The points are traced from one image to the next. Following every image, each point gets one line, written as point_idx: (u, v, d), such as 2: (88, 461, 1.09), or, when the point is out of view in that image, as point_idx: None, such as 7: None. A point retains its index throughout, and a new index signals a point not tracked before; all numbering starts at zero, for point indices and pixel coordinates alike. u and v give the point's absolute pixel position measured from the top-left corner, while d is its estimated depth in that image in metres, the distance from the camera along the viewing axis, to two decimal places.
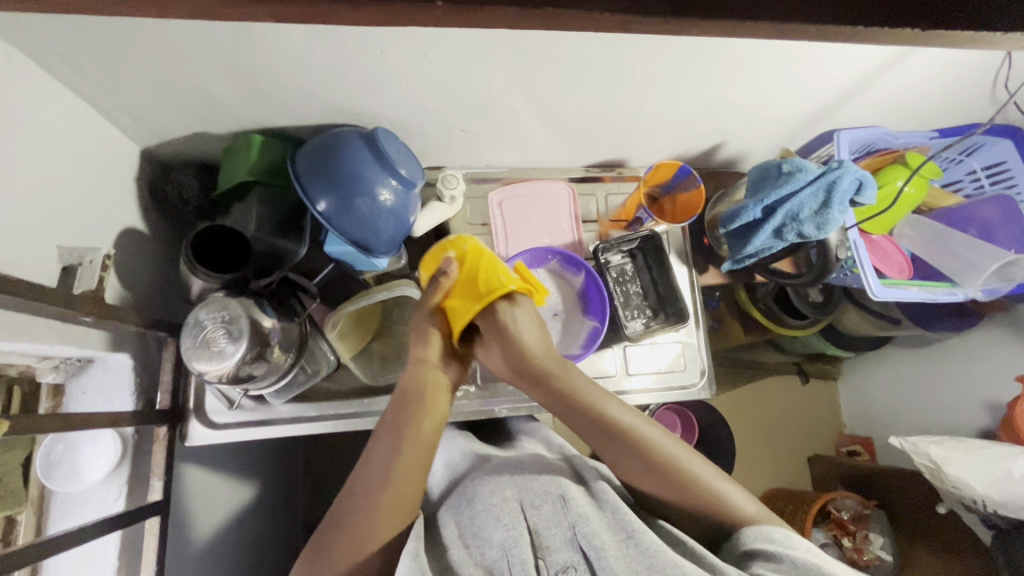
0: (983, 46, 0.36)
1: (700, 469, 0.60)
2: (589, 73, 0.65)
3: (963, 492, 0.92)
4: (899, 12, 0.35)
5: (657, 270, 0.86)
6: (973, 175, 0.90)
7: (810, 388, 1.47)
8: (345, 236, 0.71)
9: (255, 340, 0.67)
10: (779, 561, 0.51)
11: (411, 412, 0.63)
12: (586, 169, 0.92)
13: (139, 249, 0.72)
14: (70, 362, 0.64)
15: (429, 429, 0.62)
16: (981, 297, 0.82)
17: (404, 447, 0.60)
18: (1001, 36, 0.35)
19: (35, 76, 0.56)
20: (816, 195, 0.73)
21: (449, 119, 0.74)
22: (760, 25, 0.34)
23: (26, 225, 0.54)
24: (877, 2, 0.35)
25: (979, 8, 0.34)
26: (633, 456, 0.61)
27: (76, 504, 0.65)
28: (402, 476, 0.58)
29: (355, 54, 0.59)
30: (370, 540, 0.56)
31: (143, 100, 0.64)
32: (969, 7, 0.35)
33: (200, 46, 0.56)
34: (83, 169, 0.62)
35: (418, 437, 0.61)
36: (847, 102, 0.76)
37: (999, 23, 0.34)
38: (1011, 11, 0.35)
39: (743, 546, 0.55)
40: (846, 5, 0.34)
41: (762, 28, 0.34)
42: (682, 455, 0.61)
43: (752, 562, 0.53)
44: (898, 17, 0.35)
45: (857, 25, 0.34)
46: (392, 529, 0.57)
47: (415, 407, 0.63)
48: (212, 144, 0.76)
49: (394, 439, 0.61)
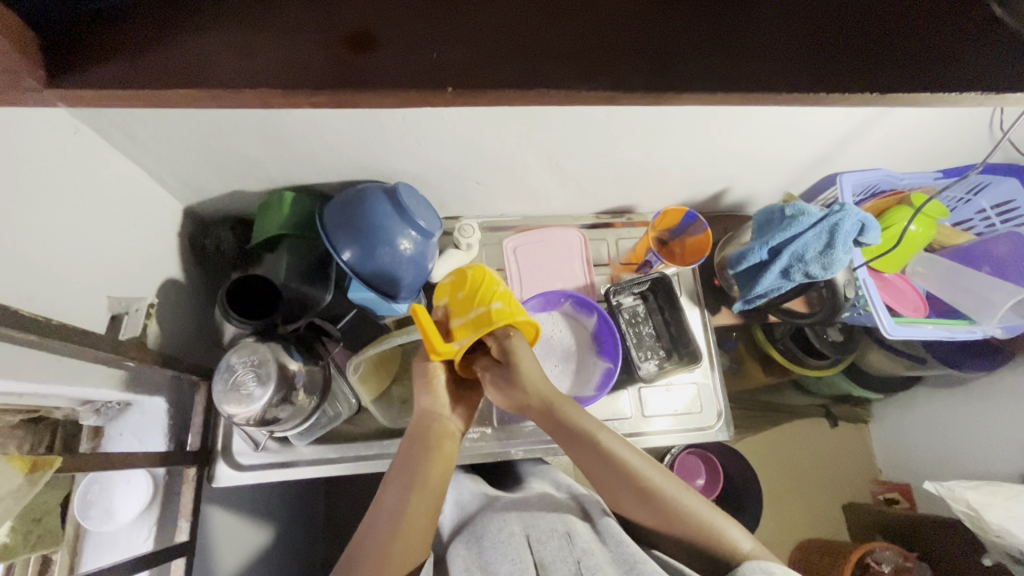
0: (942, 105, 0.38)
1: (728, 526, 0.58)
2: (595, 130, 0.69)
3: (1006, 541, 0.88)
4: (865, 81, 0.37)
5: (669, 312, 0.88)
6: (983, 213, 0.91)
7: (839, 430, 1.43)
8: (367, 283, 0.75)
9: (281, 384, 0.70)
10: None
11: (423, 459, 0.66)
12: (596, 215, 0.96)
13: (178, 299, 0.78)
14: (110, 405, 0.68)
15: (436, 476, 0.65)
16: (999, 335, 0.82)
17: (412, 495, 0.63)
18: (958, 95, 0.37)
19: (98, 148, 0.63)
20: (819, 237, 0.75)
21: (465, 173, 0.79)
22: (733, 94, 0.37)
23: (80, 280, 0.60)
24: (847, 75, 0.37)
25: (929, 72, 0.38)
26: (644, 499, 0.61)
27: (107, 543, 0.68)
28: (410, 520, 0.60)
29: (378, 122, 0.65)
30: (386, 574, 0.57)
31: (189, 164, 0.71)
32: (929, 72, 0.38)
33: (241, 119, 0.63)
34: (134, 227, 0.69)
35: (427, 485, 0.64)
36: (846, 147, 0.79)
37: (953, 85, 0.37)
38: (968, 76, 0.37)
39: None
40: (808, 73, 0.37)
41: (735, 97, 0.37)
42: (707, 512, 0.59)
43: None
44: (861, 83, 0.37)
45: (823, 93, 0.37)
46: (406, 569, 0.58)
47: (423, 453, 0.67)
48: (246, 200, 0.82)
49: (403, 486, 0.63)
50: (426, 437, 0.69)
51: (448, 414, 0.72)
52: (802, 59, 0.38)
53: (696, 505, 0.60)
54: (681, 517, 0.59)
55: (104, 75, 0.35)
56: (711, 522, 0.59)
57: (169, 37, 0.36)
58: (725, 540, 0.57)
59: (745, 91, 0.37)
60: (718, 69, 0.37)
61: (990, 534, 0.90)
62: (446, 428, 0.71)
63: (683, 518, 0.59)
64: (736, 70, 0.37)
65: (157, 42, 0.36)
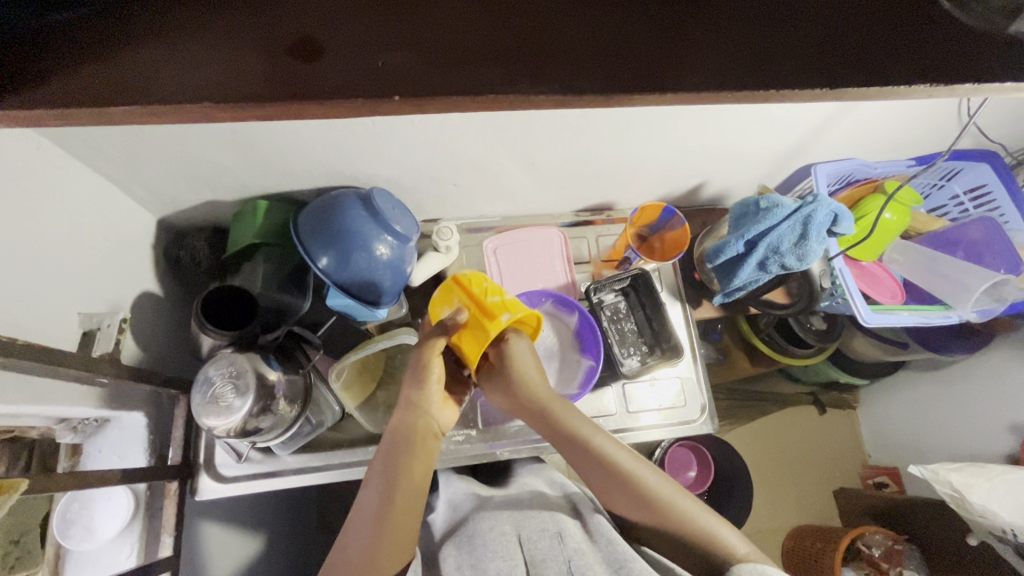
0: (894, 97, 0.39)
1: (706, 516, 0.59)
2: (569, 129, 0.69)
3: (990, 521, 0.89)
4: (816, 76, 0.37)
5: (650, 308, 0.88)
6: (956, 198, 0.93)
7: (828, 417, 1.44)
8: (345, 290, 0.75)
9: (260, 394, 0.70)
10: None
11: (405, 452, 0.65)
12: (576, 213, 0.96)
13: (153, 312, 0.77)
14: (87, 422, 0.67)
15: (421, 467, 0.65)
16: (975, 319, 0.83)
17: (394, 488, 0.62)
18: (908, 87, 0.37)
19: (64, 163, 0.62)
20: (794, 229, 0.76)
21: (441, 176, 0.79)
22: (683, 94, 0.37)
23: (50, 299, 0.59)
24: (799, 69, 0.38)
25: (877, 62, 0.38)
26: (636, 501, 0.61)
27: (89, 563, 0.66)
28: (392, 517, 0.60)
29: (348, 127, 0.64)
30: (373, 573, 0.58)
31: (160, 176, 0.70)
32: (879, 64, 0.38)
33: (209, 129, 0.62)
34: (105, 242, 0.68)
35: (410, 476, 0.63)
36: (819, 138, 0.79)
37: (902, 78, 0.37)
38: (915, 68, 0.38)
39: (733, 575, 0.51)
40: (758, 68, 0.38)
41: (686, 97, 0.37)
42: (687, 501, 0.60)
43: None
44: (812, 78, 0.37)
45: (779, 91, 0.37)
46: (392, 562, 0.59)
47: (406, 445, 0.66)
48: (221, 210, 0.81)
49: (386, 481, 0.63)
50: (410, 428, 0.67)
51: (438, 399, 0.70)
52: (750, 57, 0.38)
53: (680, 503, 0.60)
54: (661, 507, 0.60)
55: (47, 96, 0.35)
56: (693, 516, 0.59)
57: (123, 60, 0.36)
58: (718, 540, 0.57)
59: (697, 92, 0.37)
60: (668, 68, 0.37)
61: (973, 515, 0.92)
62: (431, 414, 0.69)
63: (665, 514, 0.60)
64: (687, 69, 0.37)
65: (107, 64, 0.36)
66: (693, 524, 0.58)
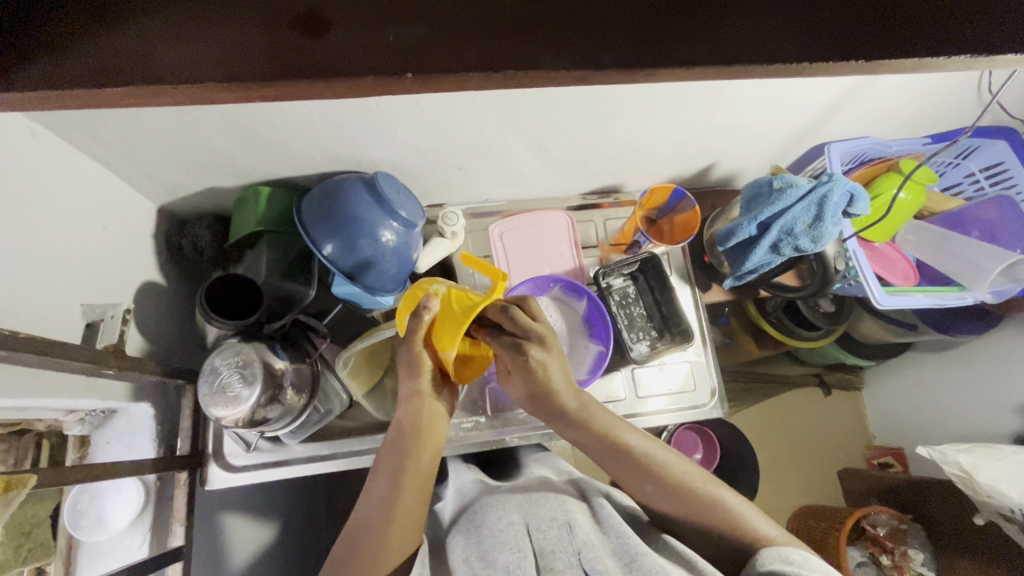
0: (924, 70, 0.37)
1: (715, 490, 0.61)
2: (577, 108, 0.67)
3: (998, 501, 0.89)
4: (847, 47, 0.36)
5: (659, 292, 0.87)
6: (972, 176, 0.90)
7: (834, 399, 1.44)
8: (350, 278, 0.73)
9: (268, 383, 0.69)
10: None
11: (412, 445, 0.65)
12: (583, 196, 0.94)
13: (157, 303, 0.76)
14: (94, 414, 0.67)
15: (428, 461, 0.64)
16: (990, 300, 0.83)
17: (403, 479, 0.62)
18: (938, 59, 0.36)
19: (59, 150, 0.60)
20: (809, 210, 0.74)
21: (446, 159, 0.77)
22: (707, 69, 0.35)
23: (50, 290, 0.58)
24: (828, 40, 0.36)
25: (910, 34, 0.36)
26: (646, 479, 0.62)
27: (102, 553, 0.67)
28: (402, 509, 0.60)
29: (350, 109, 0.62)
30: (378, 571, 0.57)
31: (159, 162, 0.68)
32: (913, 35, 0.36)
33: (207, 112, 0.60)
34: (105, 231, 0.66)
35: (417, 468, 0.63)
36: (834, 116, 0.77)
37: (934, 50, 0.36)
38: (949, 37, 0.36)
39: (760, 567, 0.53)
40: (786, 38, 0.36)
41: (711, 72, 0.35)
42: (696, 478, 0.62)
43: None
44: (843, 50, 0.36)
45: (806, 63, 0.36)
46: (399, 556, 0.58)
47: (413, 442, 0.65)
48: (222, 197, 0.79)
49: (395, 472, 0.63)
50: (414, 422, 0.67)
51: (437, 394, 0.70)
52: (777, 27, 0.36)
53: (690, 479, 0.62)
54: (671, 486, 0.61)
55: (40, 73, 0.33)
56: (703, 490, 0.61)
57: (118, 35, 0.34)
58: (731, 513, 0.59)
59: (723, 65, 0.35)
60: (696, 40, 0.36)
61: (982, 495, 0.91)
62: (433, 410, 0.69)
63: (676, 492, 0.61)
64: (711, 39, 0.36)
65: (100, 40, 0.34)
66: (694, 496, 0.60)
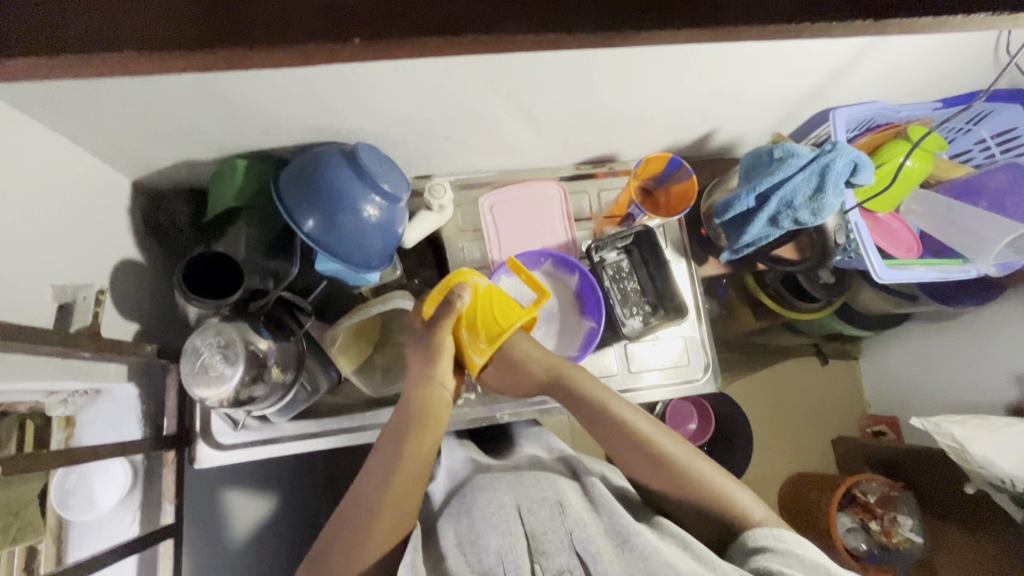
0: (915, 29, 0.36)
1: (705, 468, 0.61)
2: (566, 74, 0.63)
3: (989, 472, 0.89)
4: None
5: (654, 266, 0.85)
6: (983, 143, 0.86)
7: (830, 369, 1.43)
8: (333, 255, 0.71)
9: (251, 363, 0.68)
10: (785, 556, 0.52)
11: (411, 431, 0.64)
12: (576, 166, 0.91)
13: (136, 280, 0.74)
14: (77, 395, 0.65)
15: (428, 448, 0.64)
16: (994, 273, 0.80)
17: (402, 464, 0.61)
18: None
19: (20, 123, 0.57)
20: (809, 180, 0.71)
21: (431, 129, 0.74)
22: None
23: (19, 271, 0.56)
24: None
25: None
26: (636, 453, 0.63)
27: (92, 531, 0.68)
28: (397, 494, 0.59)
29: (324, 77, 0.59)
30: (367, 560, 0.56)
31: (128, 136, 0.65)
32: None
33: (174, 83, 0.57)
34: (75, 209, 0.64)
35: (417, 457, 0.62)
36: (840, 80, 0.73)
37: None
38: None
39: (748, 543, 0.55)
40: None
41: None
42: (686, 455, 0.62)
43: (757, 557, 0.53)
44: None
45: None
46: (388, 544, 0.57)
47: (414, 427, 0.64)
48: (198, 170, 0.76)
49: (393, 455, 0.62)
50: (422, 409, 0.66)
51: (445, 381, 0.69)
52: None
53: (679, 455, 0.62)
54: (660, 462, 0.62)
55: None
56: (687, 464, 0.61)
57: None
58: (717, 490, 0.60)
59: None
60: None
61: (974, 466, 0.91)
62: (439, 398, 0.68)
63: (665, 466, 0.62)
64: None
65: None
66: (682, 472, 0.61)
